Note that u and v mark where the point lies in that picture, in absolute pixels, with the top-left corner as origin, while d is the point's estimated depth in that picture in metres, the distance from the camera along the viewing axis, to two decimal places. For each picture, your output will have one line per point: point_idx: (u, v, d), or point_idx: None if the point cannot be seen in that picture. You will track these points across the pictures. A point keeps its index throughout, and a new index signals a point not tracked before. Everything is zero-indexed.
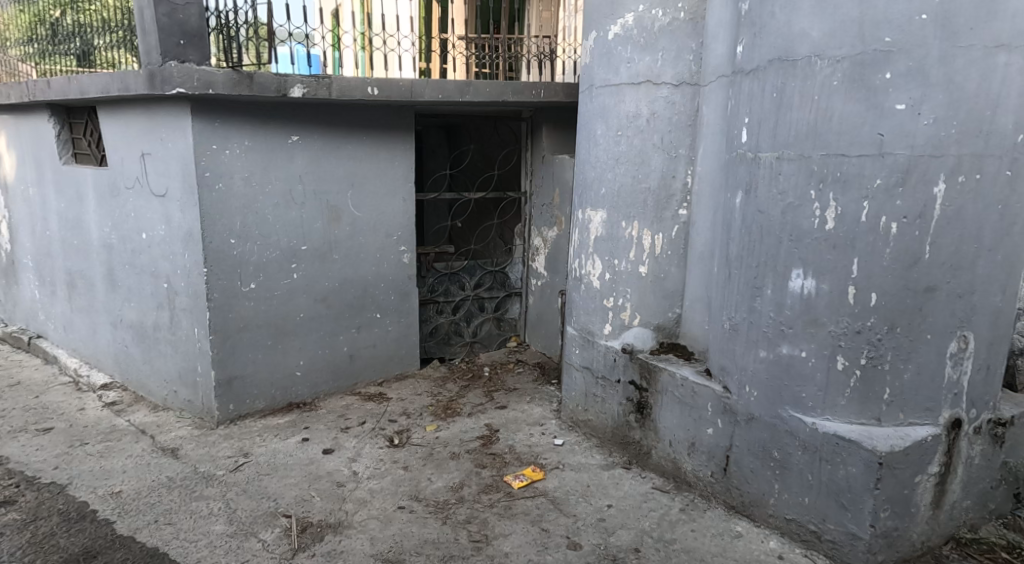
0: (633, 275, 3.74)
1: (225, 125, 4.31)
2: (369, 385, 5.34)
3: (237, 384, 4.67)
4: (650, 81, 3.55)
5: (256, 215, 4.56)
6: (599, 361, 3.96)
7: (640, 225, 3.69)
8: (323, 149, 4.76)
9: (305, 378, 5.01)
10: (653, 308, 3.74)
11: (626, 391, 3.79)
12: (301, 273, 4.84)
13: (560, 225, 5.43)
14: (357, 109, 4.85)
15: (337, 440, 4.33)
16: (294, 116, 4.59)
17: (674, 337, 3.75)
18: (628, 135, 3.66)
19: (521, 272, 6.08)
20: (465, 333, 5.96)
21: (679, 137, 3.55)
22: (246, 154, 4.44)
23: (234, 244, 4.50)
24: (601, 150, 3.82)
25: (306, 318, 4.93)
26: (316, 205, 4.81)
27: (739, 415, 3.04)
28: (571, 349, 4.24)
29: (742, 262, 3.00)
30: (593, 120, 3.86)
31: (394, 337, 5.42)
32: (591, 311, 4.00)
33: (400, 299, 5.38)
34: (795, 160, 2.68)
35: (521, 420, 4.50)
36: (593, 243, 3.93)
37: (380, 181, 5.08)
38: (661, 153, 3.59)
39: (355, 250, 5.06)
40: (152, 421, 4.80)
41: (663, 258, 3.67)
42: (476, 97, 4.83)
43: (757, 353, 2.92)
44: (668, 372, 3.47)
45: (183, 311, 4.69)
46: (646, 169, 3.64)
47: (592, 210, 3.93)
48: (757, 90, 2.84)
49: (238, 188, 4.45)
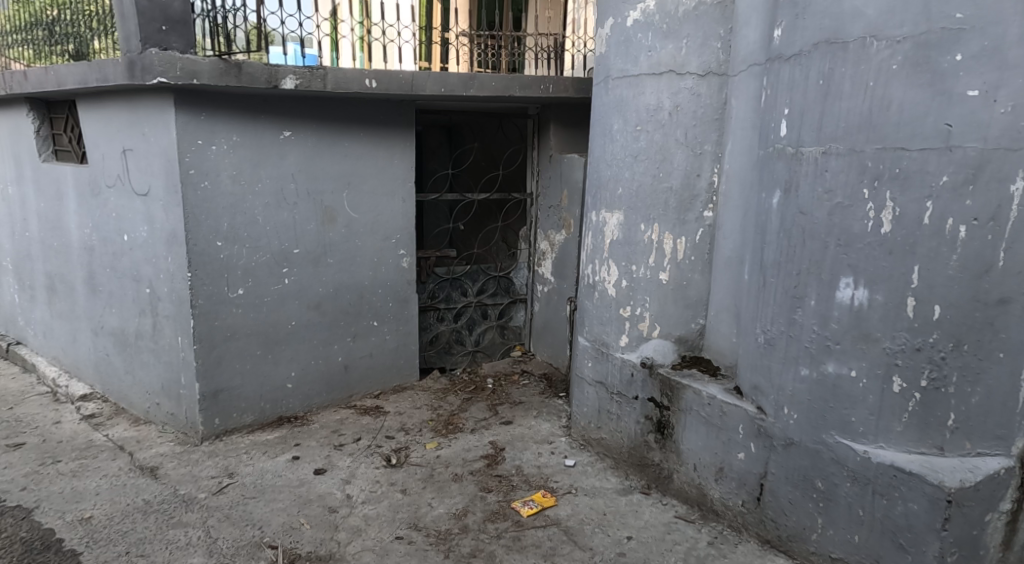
0: (653, 282, 3.44)
1: (211, 119, 4.00)
2: (365, 397, 5.03)
3: (223, 398, 4.35)
4: (673, 71, 3.26)
5: (244, 216, 4.25)
6: (614, 376, 3.66)
7: (660, 228, 3.39)
8: (317, 145, 4.45)
9: (297, 391, 4.69)
10: (675, 319, 3.43)
11: (645, 409, 3.49)
12: (293, 278, 4.53)
13: (568, 228, 5.13)
14: (354, 103, 4.54)
15: (330, 459, 4.02)
16: (286, 110, 4.29)
17: (698, 350, 3.45)
18: (648, 130, 3.38)
19: (526, 278, 5.77)
20: (467, 342, 5.65)
21: (705, 131, 3.25)
22: (234, 150, 4.13)
23: (221, 246, 4.19)
24: (618, 147, 3.53)
25: (298, 327, 4.61)
26: (310, 206, 4.51)
27: (775, 439, 2.73)
28: (583, 361, 3.94)
29: (779, 270, 2.70)
30: (610, 115, 3.58)
31: (392, 346, 5.11)
32: (606, 321, 3.70)
33: (398, 306, 5.07)
34: (844, 155, 2.38)
35: (528, 437, 4.20)
36: (608, 247, 3.64)
37: (378, 180, 4.78)
38: (684, 149, 3.30)
39: (350, 254, 4.75)
40: (132, 436, 4.48)
41: (686, 264, 3.37)
42: (481, 92, 4.53)
43: (798, 371, 2.62)
44: (692, 390, 3.17)
45: (167, 319, 4.38)
46: (667, 167, 3.34)
47: (607, 212, 3.64)
48: (800, 77, 2.54)
49: (225, 187, 4.14)
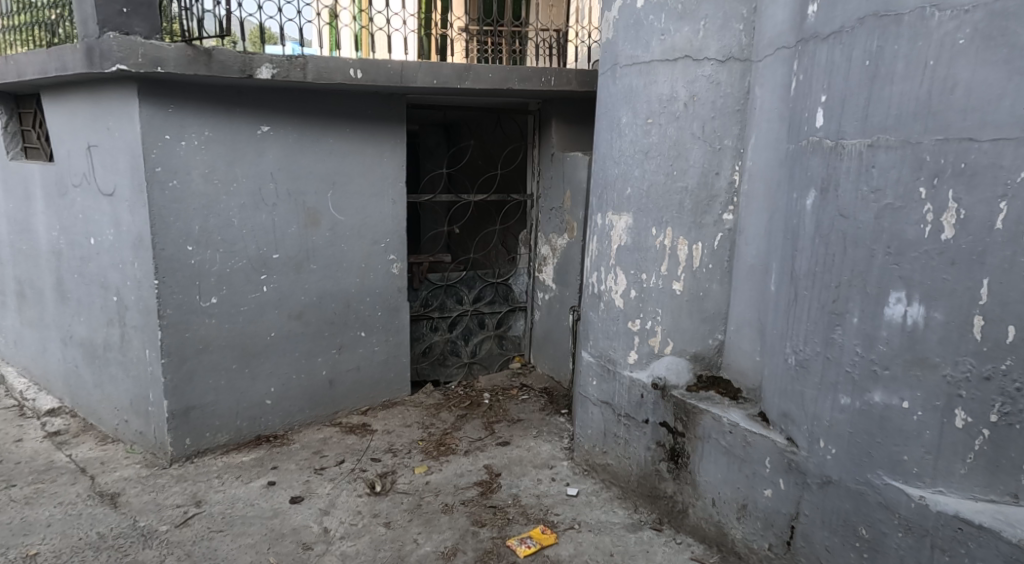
0: (665, 293, 3.09)
1: (180, 112, 3.66)
2: (351, 414, 4.67)
3: (195, 416, 4.00)
4: (689, 56, 2.90)
5: (218, 218, 3.90)
6: (622, 396, 3.30)
7: (674, 233, 3.03)
8: (298, 142, 4.11)
9: (277, 407, 4.34)
10: (690, 334, 3.07)
11: (656, 434, 3.13)
12: (272, 286, 4.17)
13: (571, 232, 4.77)
14: (339, 97, 4.20)
15: (308, 486, 3.66)
16: (264, 103, 3.94)
17: (716, 369, 3.08)
18: (660, 123, 3.02)
19: (526, 284, 5.41)
20: (463, 353, 5.29)
21: (725, 124, 2.90)
22: (207, 145, 3.78)
23: (192, 251, 3.84)
24: (627, 143, 3.18)
25: (278, 339, 4.26)
26: (290, 207, 4.16)
27: (809, 477, 2.37)
28: (587, 379, 3.58)
29: (814, 281, 2.34)
30: (618, 107, 3.22)
31: (381, 358, 4.75)
32: (612, 335, 3.34)
33: (388, 315, 4.71)
34: (896, 148, 2.02)
35: (527, 461, 3.84)
36: (616, 254, 3.28)
37: (366, 180, 4.43)
38: (701, 145, 2.94)
39: (335, 259, 4.40)
40: (97, 456, 4.13)
41: (703, 273, 3.01)
42: (477, 84, 4.18)
43: (837, 400, 2.25)
44: (710, 416, 2.80)
45: (134, 329, 4.03)
46: (682, 164, 2.99)
47: (615, 214, 3.29)
48: (841, 57, 2.18)
49: (197, 187, 3.79)
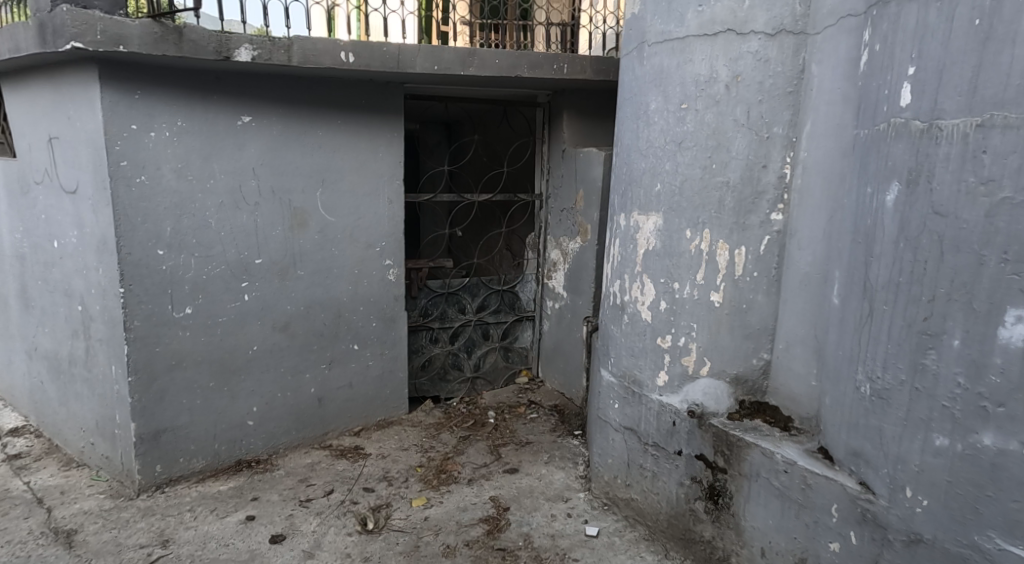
0: (702, 306, 2.67)
1: (149, 99, 3.24)
2: (342, 435, 4.24)
3: (166, 440, 3.57)
4: (732, 30, 2.48)
5: (193, 219, 3.49)
6: (649, 423, 2.89)
7: (712, 235, 2.61)
8: (284, 135, 3.70)
9: (260, 429, 3.91)
10: (731, 352, 2.65)
11: (690, 468, 2.71)
12: (254, 294, 3.75)
13: (584, 235, 4.35)
14: (329, 85, 3.79)
15: (291, 521, 3.25)
16: (245, 90, 3.53)
17: (760, 393, 2.66)
18: (697, 109, 2.61)
19: (534, 292, 4.99)
20: (466, 367, 4.87)
21: (774, 108, 2.48)
22: (180, 137, 3.37)
23: (163, 256, 3.43)
24: (656, 132, 2.77)
25: (261, 353, 3.83)
26: (274, 207, 3.74)
27: (891, 532, 1.94)
28: (608, 402, 3.16)
29: (898, 294, 1.92)
30: (646, 92, 2.81)
31: (375, 374, 4.33)
32: (638, 352, 2.93)
33: (384, 327, 4.30)
34: (1017, 126, 1.59)
35: (538, 492, 3.42)
36: (642, 259, 2.87)
37: (360, 177, 4.02)
38: (745, 132, 2.52)
39: (325, 265, 3.98)
40: (58, 484, 3.70)
41: (746, 282, 2.59)
42: (482, 71, 3.77)
43: (929, 441, 1.83)
44: (760, 451, 2.38)
45: (100, 343, 3.61)
46: (722, 156, 2.57)
47: (642, 214, 2.87)
48: (940, 16, 1.76)
49: (168, 184, 3.38)
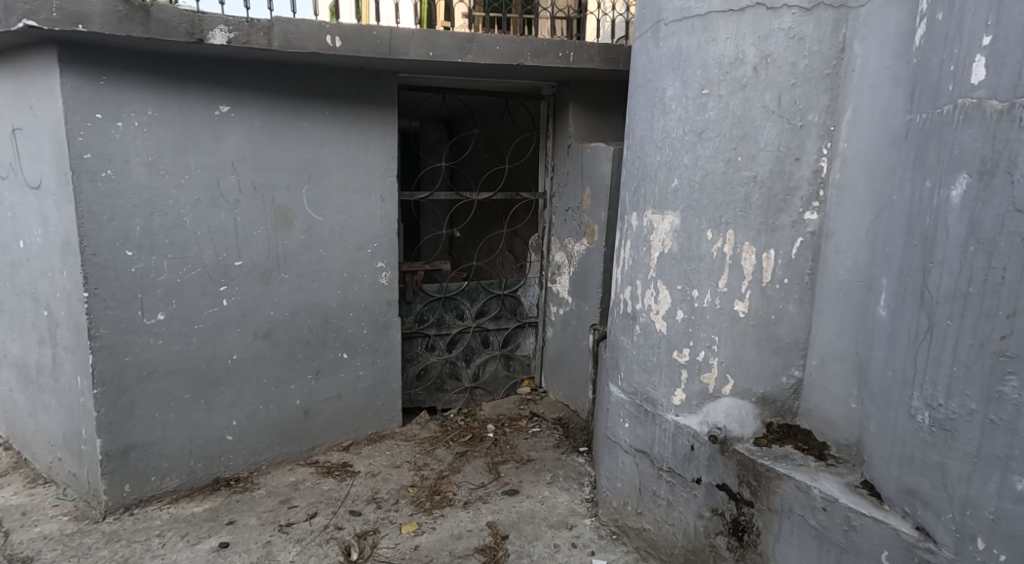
0: (724, 316, 2.39)
1: (116, 85, 2.97)
2: (330, 451, 3.96)
3: (135, 458, 3.29)
4: (762, 5, 2.19)
5: (165, 217, 3.21)
6: (664, 446, 2.59)
7: (737, 237, 2.33)
8: (266, 127, 3.42)
9: (240, 445, 3.63)
10: (757, 369, 2.36)
11: (711, 499, 2.41)
12: (233, 299, 3.46)
13: (591, 236, 4.06)
14: (315, 72, 3.51)
15: (268, 550, 2.97)
16: (224, 78, 3.25)
17: (791, 416, 2.36)
18: (720, 94, 2.31)
19: (537, 296, 4.69)
20: (464, 376, 4.57)
21: (810, 93, 2.17)
22: (151, 127, 3.09)
23: (132, 257, 3.14)
24: (673, 121, 2.48)
25: (241, 363, 3.55)
26: (255, 205, 3.45)
27: None
28: (617, 420, 2.87)
29: (966, 307, 1.61)
30: (661, 76, 2.52)
31: (366, 385, 4.04)
32: (651, 366, 2.64)
33: (375, 334, 4.01)
34: None
35: (540, 518, 3.13)
36: (657, 264, 2.58)
37: (349, 173, 3.73)
38: (775, 120, 2.22)
39: (312, 268, 3.69)
40: (21, 504, 3.42)
41: (775, 289, 2.30)
42: (481, 58, 3.49)
43: (1007, 485, 1.53)
44: (793, 484, 2.08)
45: (65, 351, 3.32)
46: (749, 147, 2.27)
47: (656, 213, 2.58)
48: None
49: (138, 179, 3.10)
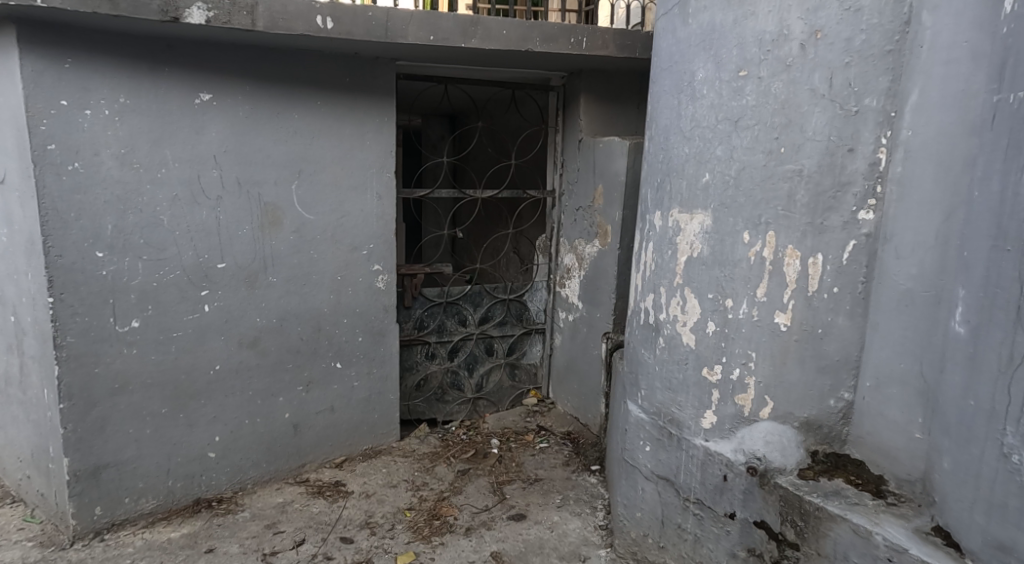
0: (762, 330, 2.10)
1: (84, 69, 2.69)
2: (321, 468, 3.67)
3: (108, 478, 3.01)
4: None
5: (140, 215, 2.92)
6: (691, 475, 2.31)
7: (778, 240, 2.04)
8: (252, 117, 3.14)
9: (224, 462, 3.35)
10: (801, 390, 2.08)
11: (747, 537, 2.13)
12: (216, 305, 3.18)
13: (603, 238, 3.77)
14: (306, 58, 3.23)
15: None
16: (205, 63, 2.98)
17: (839, 444, 2.07)
18: (761, 76, 2.02)
19: (544, 301, 4.40)
20: (467, 386, 4.29)
21: (867, 73, 1.87)
22: (123, 116, 2.81)
23: (103, 259, 2.86)
24: (704, 107, 2.19)
25: (224, 374, 3.27)
26: (239, 202, 3.17)
27: None
28: (636, 443, 2.58)
29: None
30: (690, 57, 2.24)
31: (361, 396, 3.76)
32: (677, 385, 2.36)
33: (371, 342, 3.72)
34: None
35: (550, 549, 2.86)
36: (684, 269, 2.30)
37: (343, 168, 3.45)
38: (825, 106, 1.92)
39: (302, 270, 3.41)
40: None
41: (823, 300, 2.01)
42: (486, 44, 3.20)
43: None
44: (848, 528, 1.79)
45: (31, 361, 3.03)
46: (794, 136, 1.98)
47: (683, 212, 2.30)
48: None
49: (109, 173, 2.82)
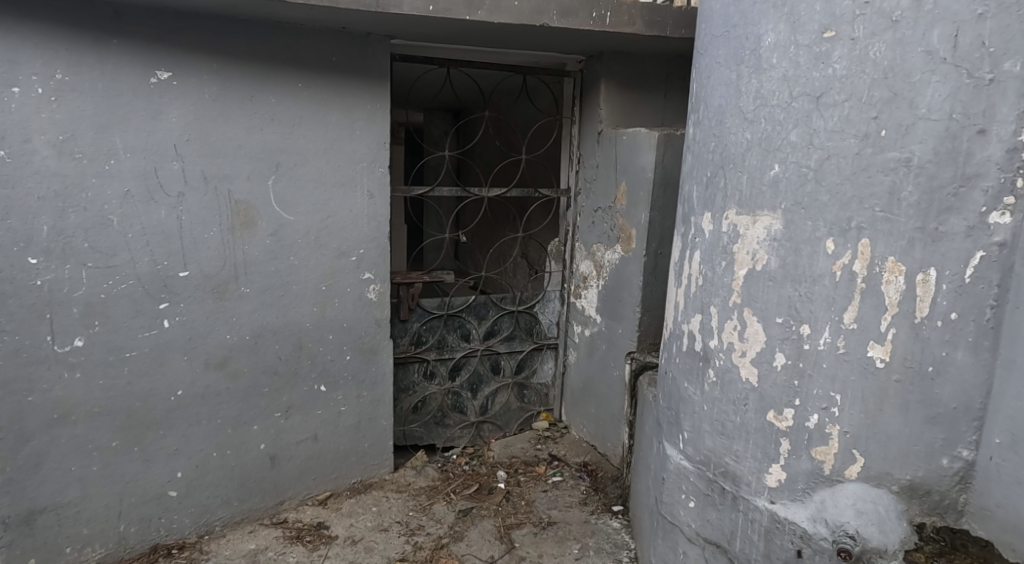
0: (851, 369, 1.63)
1: (11, 38, 2.24)
2: (302, 505, 3.20)
3: (44, 524, 2.55)
4: None
5: (83, 214, 2.46)
6: (752, 545, 1.84)
7: (875, 250, 1.56)
8: (220, 100, 2.68)
9: (187, 502, 2.88)
10: (902, 445, 1.61)
11: None
12: (178, 319, 2.72)
13: (626, 243, 3.29)
14: (282, 31, 2.76)
15: None
16: (161, 34, 2.51)
17: (954, 515, 1.64)
18: (854, 37, 1.54)
19: (556, 313, 3.92)
20: (470, 409, 3.81)
21: (1008, 30, 1.42)
22: (61, 96, 2.36)
23: (36, 266, 2.40)
24: (774, 79, 1.72)
25: (188, 401, 2.80)
26: (205, 200, 2.71)
27: None
28: (676, 496, 2.11)
29: None
30: (756, 17, 1.76)
31: (349, 422, 3.29)
32: (731, 431, 1.88)
33: (361, 361, 3.25)
34: None
35: None
36: (743, 285, 1.82)
37: (327, 160, 2.98)
38: (946, 72, 1.46)
39: (280, 280, 2.94)
40: None
41: (936, 328, 1.55)
42: (495, 17, 2.74)
43: None
44: None
45: None
46: (901, 113, 1.50)
47: (743, 214, 1.81)
48: None
49: (44, 164, 2.36)
